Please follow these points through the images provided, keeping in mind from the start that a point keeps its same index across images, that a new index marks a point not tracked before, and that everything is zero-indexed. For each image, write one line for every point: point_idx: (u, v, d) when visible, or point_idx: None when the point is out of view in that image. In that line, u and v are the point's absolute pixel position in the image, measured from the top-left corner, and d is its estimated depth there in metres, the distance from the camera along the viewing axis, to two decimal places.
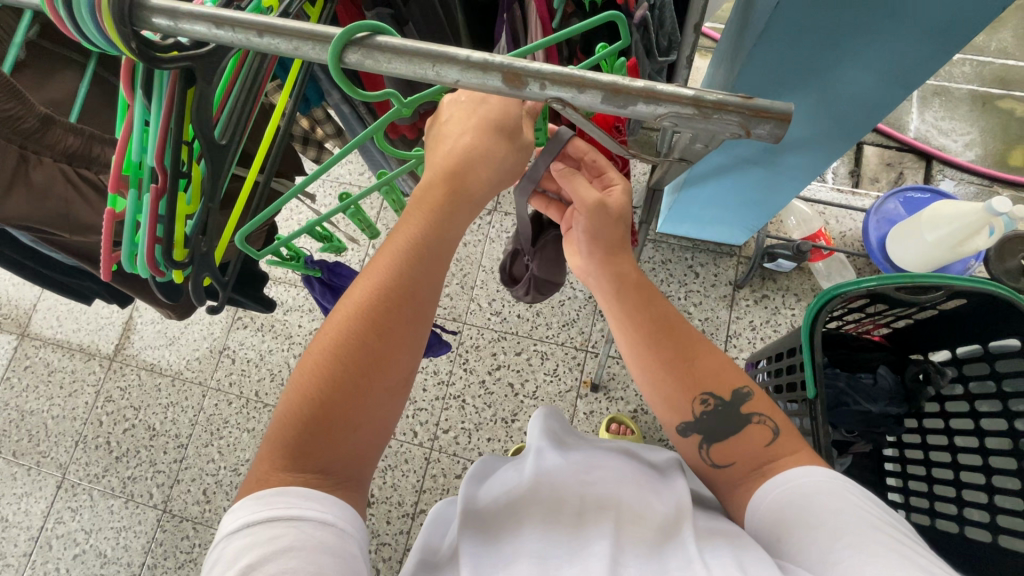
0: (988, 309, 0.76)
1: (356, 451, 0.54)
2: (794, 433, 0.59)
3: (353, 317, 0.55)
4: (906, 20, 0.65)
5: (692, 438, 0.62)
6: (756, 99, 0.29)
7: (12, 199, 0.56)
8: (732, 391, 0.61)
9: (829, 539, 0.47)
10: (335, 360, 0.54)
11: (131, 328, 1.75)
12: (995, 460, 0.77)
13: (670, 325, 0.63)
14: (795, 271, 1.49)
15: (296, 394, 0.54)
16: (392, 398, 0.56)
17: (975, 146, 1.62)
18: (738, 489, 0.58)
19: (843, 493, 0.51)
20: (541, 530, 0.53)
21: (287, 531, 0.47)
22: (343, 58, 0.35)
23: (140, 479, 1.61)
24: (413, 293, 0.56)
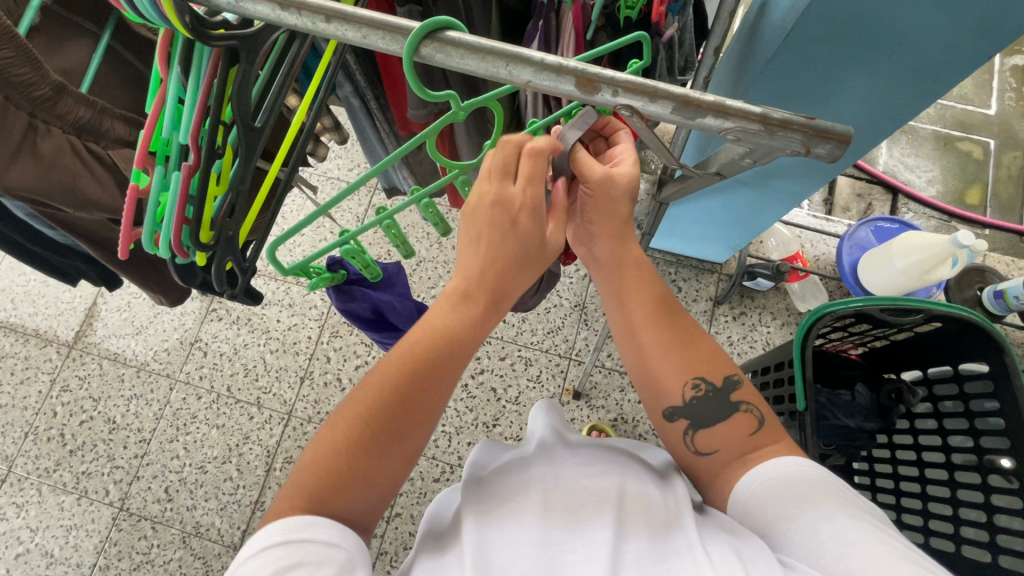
0: (960, 334, 0.82)
1: (378, 497, 0.53)
2: (775, 425, 0.62)
3: (397, 368, 0.55)
4: (902, 60, 0.70)
5: (678, 423, 0.63)
6: (820, 121, 0.32)
7: (16, 168, 0.53)
8: (724, 377, 0.63)
9: (810, 530, 0.49)
10: (373, 415, 0.54)
11: (95, 315, 1.67)
12: (959, 474, 0.83)
13: (669, 309, 0.64)
14: (771, 291, 1.56)
15: (327, 438, 0.54)
16: (413, 459, 0.56)
17: (936, 183, 1.73)
18: (716, 479, 0.60)
19: (827, 489, 0.53)
20: (542, 515, 0.52)
21: (300, 554, 0.46)
22: (415, 53, 0.35)
23: (96, 475, 1.52)
24: (455, 355, 0.58)
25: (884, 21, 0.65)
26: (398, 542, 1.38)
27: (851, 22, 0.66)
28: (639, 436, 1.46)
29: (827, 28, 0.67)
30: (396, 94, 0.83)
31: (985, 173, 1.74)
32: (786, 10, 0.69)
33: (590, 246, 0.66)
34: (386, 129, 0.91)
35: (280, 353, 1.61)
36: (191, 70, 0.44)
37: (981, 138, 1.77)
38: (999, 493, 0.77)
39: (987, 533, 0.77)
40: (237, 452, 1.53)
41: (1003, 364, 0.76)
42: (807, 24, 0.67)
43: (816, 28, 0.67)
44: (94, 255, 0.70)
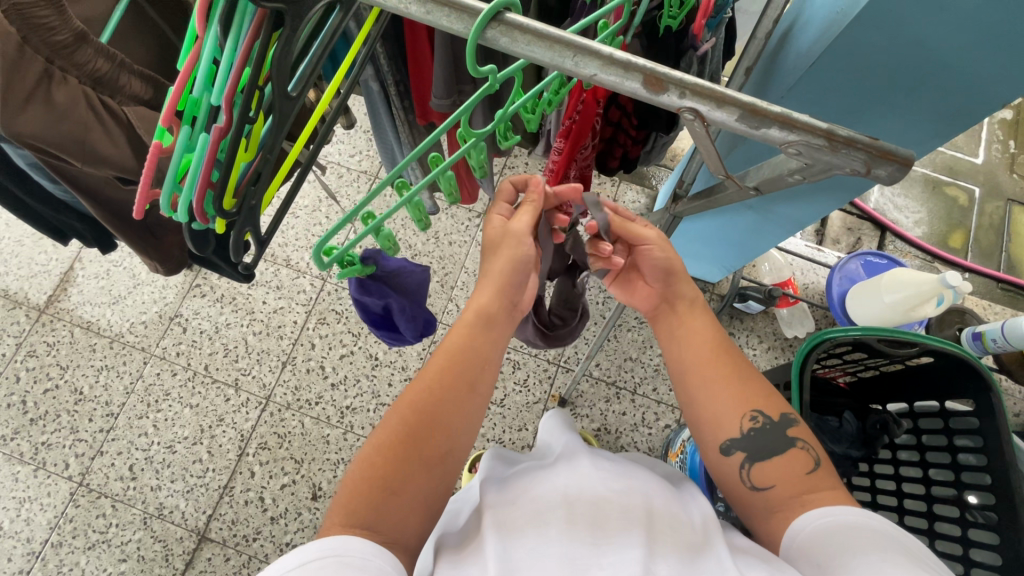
0: (953, 370, 0.84)
1: (409, 526, 0.53)
2: (832, 469, 0.61)
3: (426, 393, 0.58)
4: (918, 103, 0.72)
5: (735, 456, 0.62)
6: (883, 141, 0.34)
7: (26, 116, 0.51)
8: (780, 413, 0.62)
9: (874, 565, 0.45)
10: (410, 428, 0.56)
11: (70, 280, 1.60)
12: (938, 507, 0.86)
13: (722, 344, 0.67)
14: (760, 315, 1.58)
15: (362, 468, 0.55)
16: (445, 471, 0.57)
17: (923, 224, 1.79)
18: (773, 514, 0.58)
19: (896, 536, 0.49)
20: (566, 519, 0.52)
21: (341, 566, 0.44)
22: (483, 36, 0.34)
23: (56, 447, 1.45)
24: (479, 377, 0.62)
25: (908, 66, 0.66)
26: None
27: (873, 62, 0.67)
28: (621, 448, 1.47)
29: (850, 63, 0.69)
30: (421, 83, 0.83)
31: (969, 219, 1.80)
32: (812, 42, 0.71)
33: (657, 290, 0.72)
34: (402, 116, 0.89)
35: (263, 336, 1.57)
36: (230, 31, 0.43)
37: (967, 185, 1.84)
38: (976, 529, 0.78)
39: (961, 564, 0.80)
40: (209, 434, 1.48)
41: (989, 404, 0.79)
42: (830, 57, 0.68)
43: (843, 62, 0.69)
44: (92, 213, 0.67)
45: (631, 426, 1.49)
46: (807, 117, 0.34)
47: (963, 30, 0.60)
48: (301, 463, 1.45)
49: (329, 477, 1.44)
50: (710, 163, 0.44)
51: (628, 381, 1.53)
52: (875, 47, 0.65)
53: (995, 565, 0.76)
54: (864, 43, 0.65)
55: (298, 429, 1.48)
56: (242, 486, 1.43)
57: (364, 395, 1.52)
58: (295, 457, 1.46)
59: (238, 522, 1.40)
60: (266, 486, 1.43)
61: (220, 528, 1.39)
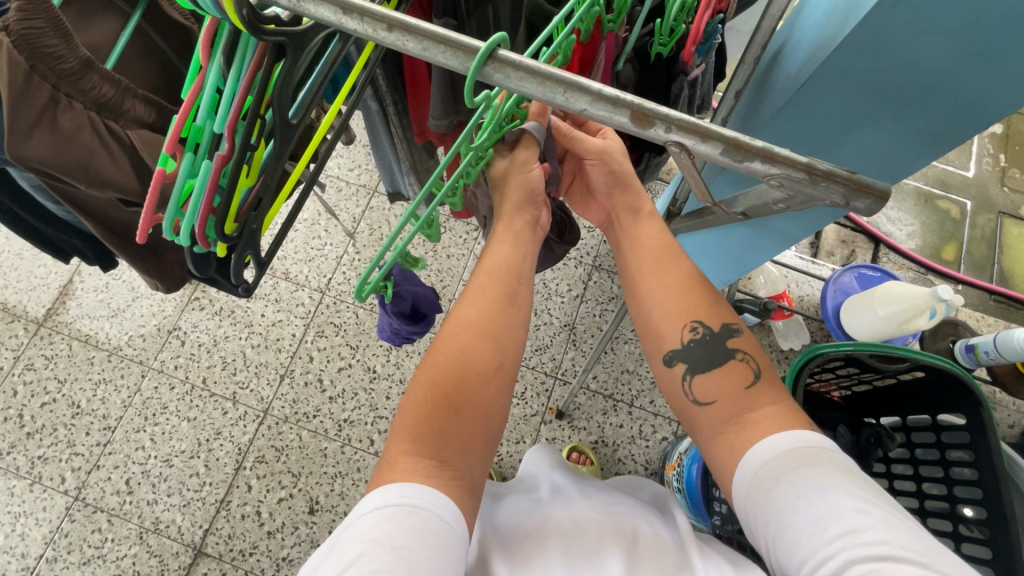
0: (942, 383, 0.85)
1: (475, 450, 0.58)
2: (773, 381, 0.62)
3: (472, 324, 0.64)
4: (904, 124, 0.73)
5: (678, 366, 0.65)
6: (862, 175, 0.35)
7: (32, 139, 0.52)
8: (721, 324, 0.65)
9: (818, 525, 0.47)
10: (458, 353, 0.62)
11: (69, 293, 1.61)
12: (932, 521, 0.86)
13: (666, 252, 0.69)
14: (756, 326, 1.60)
15: (417, 395, 0.60)
16: (496, 384, 0.62)
17: (916, 236, 1.81)
18: (717, 432, 0.60)
19: (831, 463, 0.51)
20: (564, 547, 0.57)
21: (411, 518, 0.50)
22: (481, 77, 0.36)
23: (53, 460, 1.45)
24: (516, 305, 0.68)
25: (894, 87, 0.68)
26: None
27: (859, 84, 0.70)
28: (618, 461, 1.47)
29: (837, 86, 0.71)
30: (420, 102, 0.84)
31: (961, 232, 1.82)
32: (801, 65, 0.73)
33: (606, 201, 0.73)
34: (399, 134, 0.91)
35: (261, 349, 1.57)
36: (232, 62, 0.44)
37: (959, 198, 1.86)
38: (969, 543, 0.79)
39: None
40: (206, 447, 1.48)
41: (980, 418, 0.80)
42: (816, 80, 0.70)
43: (830, 84, 0.71)
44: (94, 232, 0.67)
45: (628, 438, 1.50)
46: (790, 150, 0.35)
47: (944, 56, 0.62)
48: (298, 477, 1.45)
49: (327, 491, 1.44)
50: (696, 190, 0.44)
51: (625, 393, 1.54)
52: (861, 71, 0.67)
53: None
54: (850, 67, 0.67)
55: (295, 442, 1.49)
56: (239, 500, 1.43)
57: (361, 408, 1.52)
58: (292, 471, 1.46)
59: (235, 536, 1.39)
60: (264, 500, 1.43)
61: (216, 542, 1.39)
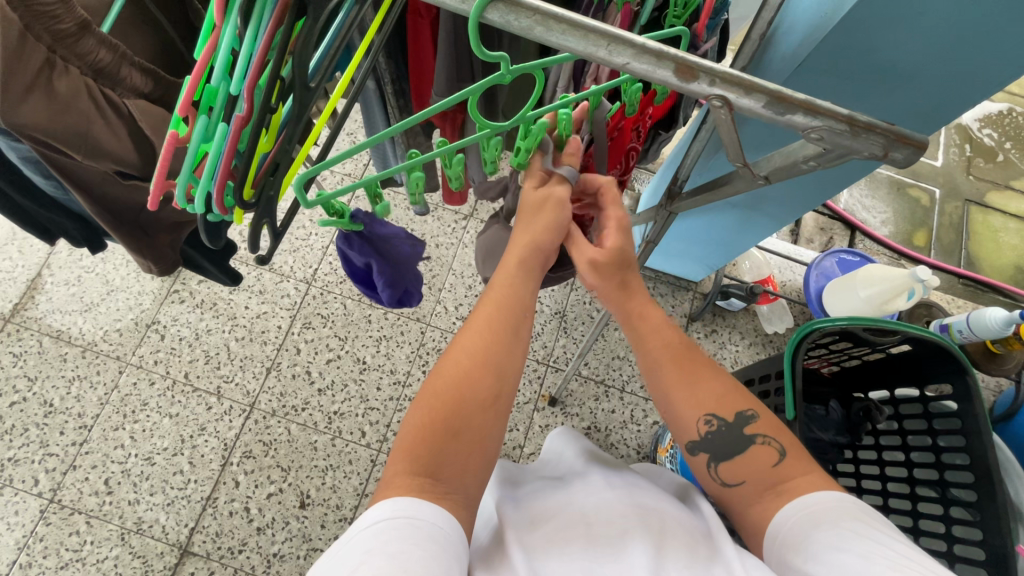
0: (930, 356, 0.88)
1: (473, 475, 0.53)
2: (798, 453, 0.61)
3: (473, 347, 0.58)
4: (895, 100, 0.75)
5: (700, 456, 0.63)
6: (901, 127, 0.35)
7: (29, 103, 0.49)
8: (739, 412, 0.63)
9: (863, 560, 0.47)
10: (464, 379, 0.56)
11: (38, 287, 1.53)
12: (920, 488, 0.91)
13: (683, 350, 0.65)
14: (742, 312, 1.63)
15: (419, 414, 0.55)
16: (499, 413, 0.56)
17: (889, 224, 1.88)
18: (752, 505, 0.59)
19: (873, 520, 0.52)
20: (586, 538, 0.56)
21: (412, 532, 0.46)
22: (485, 15, 0.35)
23: (25, 462, 1.38)
24: (522, 322, 0.61)
25: (889, 64, 0.70)
26: None
27: (860, 62, 0.71)
28: (612, 446, 1.48)
29: (840, 62, 0.71)
30: (421, 81, 0.83)
31: (931, 219, 1.90)
32: (798, 44, 0.73)
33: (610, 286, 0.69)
34: (397, 115, 0.89)
35: (246, 342, 1.53)
36: (252, 21, 0.43)
37: (928, 187, 1.94)
38: (959, 507, 0.84)
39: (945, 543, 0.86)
40: (190, 443, 1.43)
41: (967, 387, 0.83)
42: (819, 58, 0.71)
43: (827, 63, 0.72)
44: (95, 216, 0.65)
45: (620, 423, 1.51)
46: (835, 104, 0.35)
47: (938, 32, 0.63)
48: (288, 471, 1.42)
49: (317, 484, 1.41)
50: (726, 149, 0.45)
51: (616, 379, 1.56)
52: (864, 47, 0.68)
53: (974, 539, 0.81)
54: (854, 43, 0.68)
55: (284, 436, 1.45)
56: (227, 497, 1.39)
57: (351, 400, 1.50)
58: (281, 465, 1.42)
59: (223, 534, 1.35)
60: (252, 495, 1.39)
61: (203, 541, 1.34)
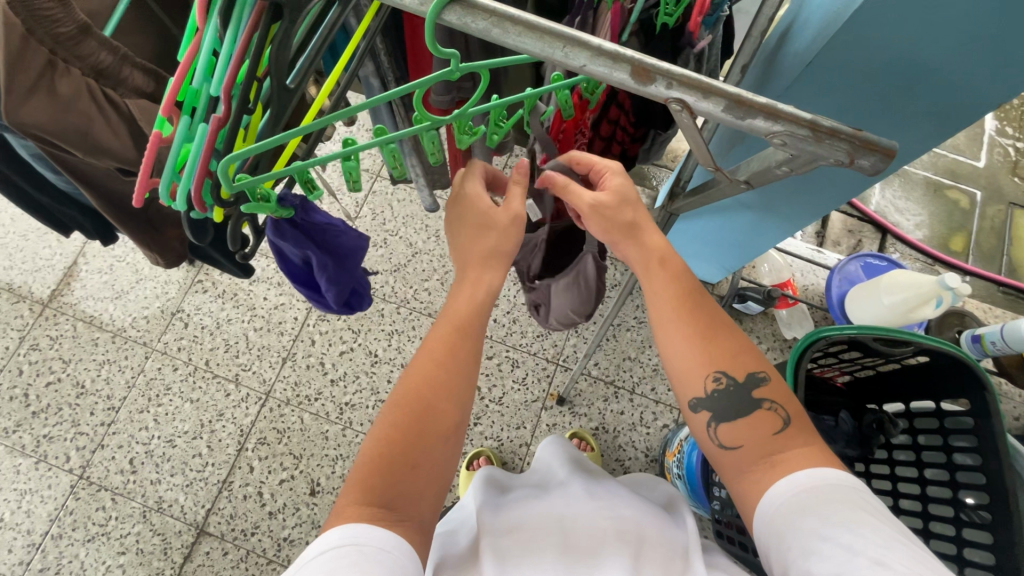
0: (948, 369, 0.83)
1: (428, 498, 0.54)
2: (803, 425, 0.58)
3: (423, 371, 0.58)
4: (916, 100, 0.71)
5: (702, 414, 0.61)
6: (865, 132, 0.36)
7: (30, 103, 0.52)
8: (748, 373, 0.60)
9: (846, 551, 0.44)
10: (417, 404, 0.57)
11: (74, 274, 1.61)
12: (933, 507, 0.87)
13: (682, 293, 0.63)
14: (760, 316, 1.59)
15: (375, 443, 0.55)
16: (454, 439, 0.58)
17: (924, 227, 1.79)
18: (746, 472, 0.57)
19: (861, 500, 0.49)
20: (561, 549, 0.56)
21: (359, 558, 0.46)
22: (440, 14, 0.35)
23: (58, 440, 1.46)
24: (473, 347, 0.62)
25: (907, 62, 0.66)
26: None
27: (876, 60, 0.67)
28: (619, 447, 1.47)
29: (852, 59, 0.68)
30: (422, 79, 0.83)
31: (970, 222, 1.80)
32: (811, 41, 0.70)
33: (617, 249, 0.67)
34: (402, 113, 0.89)
35: (264, 332, 1.58)
36: (229, 24, 0.44)
37: (969, 188, 1.84)
38: (970, 529, 0.79)
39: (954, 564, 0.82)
40: (209, 428, 1.49)
41: (985, 403, 0.79)
42: (831, 56, 0.67)
43: (840, 60, 0.68)
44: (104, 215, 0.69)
45: (629, 425, 1.50)
46: (793, 108, 0.36)
47: (959, 27, 0.59)
48: (299, 458, 1.46)
49: (327, 473, 1.45)
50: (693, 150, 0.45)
51: (627, 380, 1.54)
52: (874, 43, 0.65)
53: (988, 565, 0.77)
54: (864, 39, 0.64)
55: (297, 425, 1.49)
56: (241, 481, 1.44)
57: (362, 391, 1.53)
58: (294, 453, 1.46)
59: (237, 516, 1.40)
60: (265, 480, 1.44)
61: (218, 522, 1.40)
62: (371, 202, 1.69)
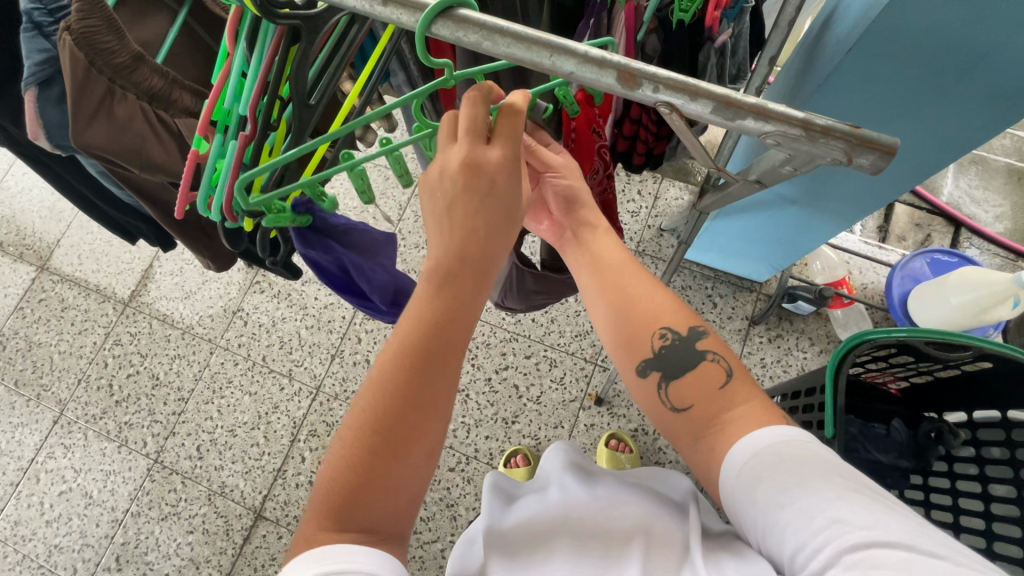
0: (1012, 374, 0.77)
1: (400, 512, 0.50)
2: (745, 376, 0.59)
3: (388, 377, 0.51)
4: (972, 84, 0.65)
5: (652, 376, 0.63)
6: (862, 130, 0.37)
7: (93, 127, 0.58)
8: (688, 328, 0.63)
9: (803, 516, 0.44)
10: (377, 418, 0.50)
11: (150, 276, 1.77)
12: (998, 526, 0.79)
13: (617, 275, 0.65)
14: (813, 316, 1.51)
15: (341, 459, 0.50)
16: (430, 450, 0.52)
17: (1005, 219, 1.63)
18: (703, 431, 0.57)
19: (817, 458, 0.48)
20: (573, 553, 0.56)
21: None
22: (431, 30, 0.39)
23: (136, 426, 1.62)
24: (453, 344, 0.53)
25: (953, 43, 0.61)
26: None
27: (922, 43, 0.62)
28: (659, 450, 1.44)
29: (896, 44, 0.63)
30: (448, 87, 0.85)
31: None
32: (850, 27, 0.66)
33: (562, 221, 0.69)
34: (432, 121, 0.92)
35: (315, 330, 1.67)
36: (256, 47, 0.48)
37: None
38: None
39: None
40: (265, 419, 1.59)
41: None
42: (872, 41, 0.63)
43: (883, 46, 0.63)
44: (165, 224, 0.76)
45: None
46: (783, 107, 0.38)
47: None
48: None
49: None
50: (692, 150, 0.47)
51: None
52: (921, 22, 0.59)
53: None
54: (909, 19, 0.59)
55: None
56: (294, 470, 1.53)
57: None
58: None
59: (290, 503, 1.50)
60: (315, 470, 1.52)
61: (274, 507, 1.50)
62: (414, 204, 1.74)
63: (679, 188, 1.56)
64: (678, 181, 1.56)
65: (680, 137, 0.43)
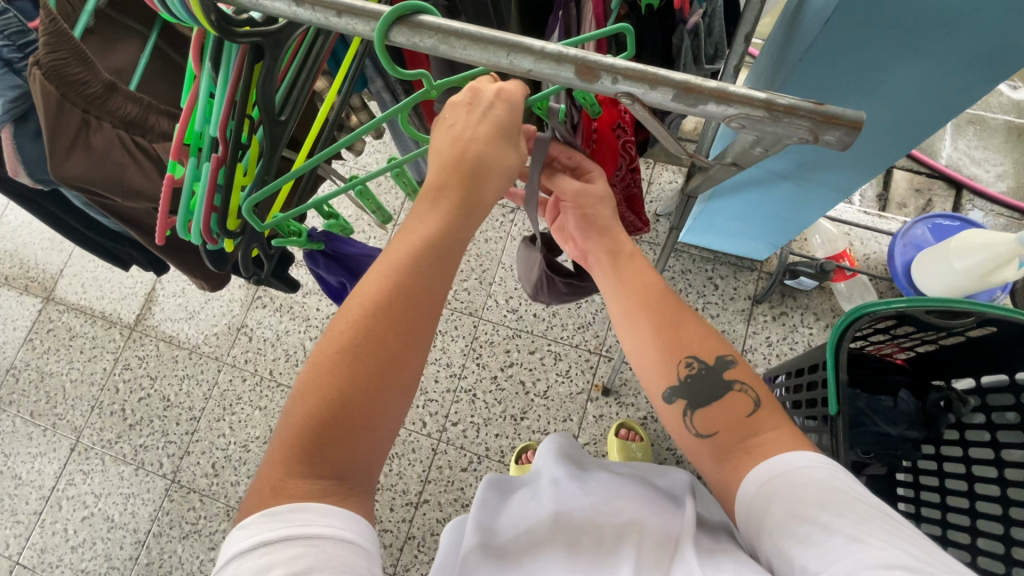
0: (1015, 335, 0.76)
1: (370, 459, 0.49)
2: (774, 407, 0.59)
3: (368, 316, 0.49)
4: (954, 43, 0.64)
5: (677, 403, 0.62)
6: (827, 107, 0.36)
7: (71, 160, 0.58)
8: (716, 357, 0.61)
9: (822, 532, 0.44)
10: (354, 358, 0.48)
11: (153, 299, 1.78)
12: (1012, 491, 0.77)
13: (646, 293, 0.65)
14: (816, 290, 1.49)
15: (309, 397, 0.48)
16: (406, 395, 0.51)
17: (1007, 177, 1.60)
18: (723, 460, 0.57)
19: (842, 486, 0.49)
20: (568, 551, 0.55)
21: (307, 551, 0.41)
22: (389, 37, 0.39)
23: (151, 448, 1.64)
24: (436, 286, 0.52)
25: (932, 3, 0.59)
26: (426, 528, 1.43)
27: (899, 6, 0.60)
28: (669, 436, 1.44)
29: (872, 10, 0.62)
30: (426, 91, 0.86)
31: None
32: None
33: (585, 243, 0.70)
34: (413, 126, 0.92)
35: None
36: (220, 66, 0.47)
37: None
38: None
39: None
40: None
41: None
42: (848, 9, 0.62)
43: (859, 13, 0.62)
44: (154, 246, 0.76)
45: None
46: (747, 89, 0.37)
47: None
48: None
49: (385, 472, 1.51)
50: (663, 141, 0.46)
51: None
52: None
53: None
54: None
55: None
56: None
57: None
58: None
59: None
60: None
61: None
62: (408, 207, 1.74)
63: (672, 172, 1.55)
64: (671, 165, 1.54)
65: (647, 126, 0.43)
